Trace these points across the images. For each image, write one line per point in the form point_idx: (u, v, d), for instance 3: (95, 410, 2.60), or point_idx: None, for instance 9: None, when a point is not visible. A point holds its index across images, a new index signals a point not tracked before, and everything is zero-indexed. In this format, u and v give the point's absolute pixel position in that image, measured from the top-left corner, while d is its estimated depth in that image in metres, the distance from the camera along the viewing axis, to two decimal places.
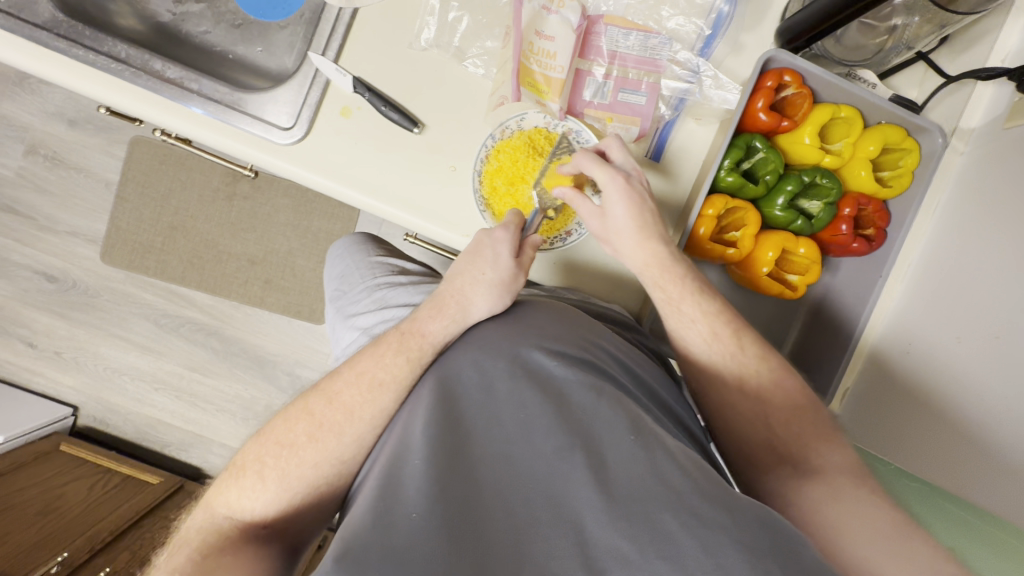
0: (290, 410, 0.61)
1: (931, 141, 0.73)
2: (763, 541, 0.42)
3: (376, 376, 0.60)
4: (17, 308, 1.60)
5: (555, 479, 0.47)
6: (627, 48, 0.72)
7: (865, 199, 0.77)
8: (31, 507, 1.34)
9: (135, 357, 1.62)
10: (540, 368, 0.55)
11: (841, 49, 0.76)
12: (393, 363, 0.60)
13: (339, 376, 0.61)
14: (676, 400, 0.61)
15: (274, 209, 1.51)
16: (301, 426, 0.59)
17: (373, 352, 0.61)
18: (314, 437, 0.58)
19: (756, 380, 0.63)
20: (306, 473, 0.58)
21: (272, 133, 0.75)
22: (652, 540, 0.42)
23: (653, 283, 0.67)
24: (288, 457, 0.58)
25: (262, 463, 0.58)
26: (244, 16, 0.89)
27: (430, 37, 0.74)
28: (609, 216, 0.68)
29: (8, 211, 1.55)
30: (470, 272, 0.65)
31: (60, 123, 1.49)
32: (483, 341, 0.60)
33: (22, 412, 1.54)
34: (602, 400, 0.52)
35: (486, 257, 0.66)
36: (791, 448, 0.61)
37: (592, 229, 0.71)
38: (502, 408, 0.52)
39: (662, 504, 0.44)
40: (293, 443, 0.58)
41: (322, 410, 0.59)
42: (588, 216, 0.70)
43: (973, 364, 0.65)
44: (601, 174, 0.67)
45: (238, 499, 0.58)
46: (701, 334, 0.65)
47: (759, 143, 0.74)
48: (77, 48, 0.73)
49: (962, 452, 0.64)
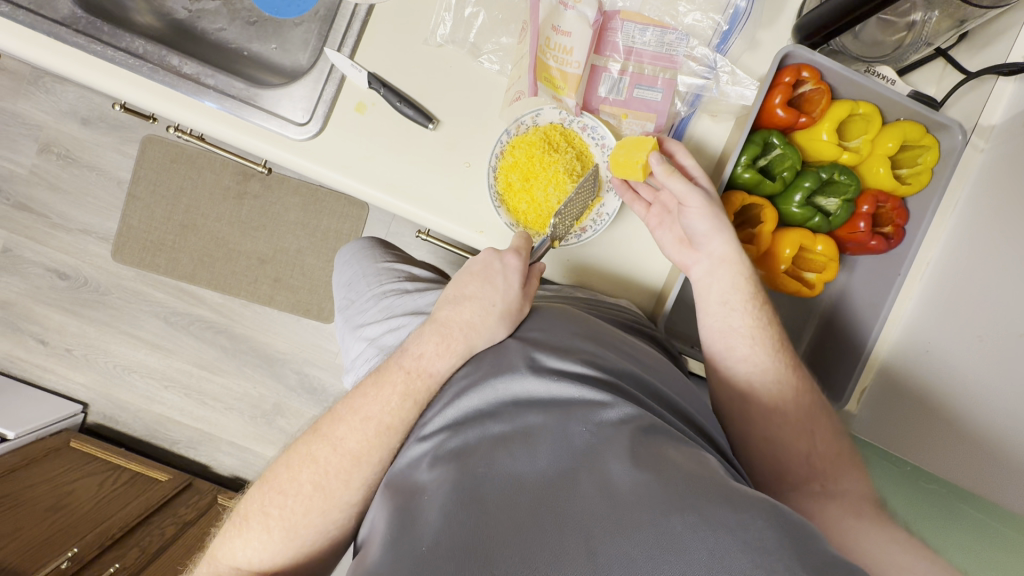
0: (292, 456, 0.61)
1: (951, 137, 0.71)
2: (772, 541, 0.40)
3: (375, 422, 0.60)
4: (29, 305, 1.62)
5: (567, 492, 0.46)
6: (643, 44, 0.72)
7: (883, 197, 0.76)
8: (42, 502, 1.36)
9: (144, 355, 1.62)
10: (544, 382, 0.54)
11: (859, 45, 0.75)
12: (393, 404, 0.60)
13: (341, 418, 0.61)
14: (698, 409, 0.60)
15: (284, 207, 1.51)
16: (305, 475, 0.59)
17: (377, 395, 0.60)
18: (320, 485, 0.59)
19: (781, 384, 0.64)
20: (314, 521, 0.59)
21: (288, 129, 0.75)
22: (660, 545, 0.42)
23: (743, 272, 0.67)
24: (294, 507, 0.58)
25: (267, 515, 0.59)
26: (259, 14, 0.90)
27: (445, 33, 0.74)
28: (710, 195, 0.68)
29: (22, 209, 1.56)
30: (482, 298, 0.63)
31: (73, 122, 1.50)
32: (487, 358, 0.60)
33: (33, 407, 1.56)
34: (604, 414, 0.51)
35: (496, 284, 0.65)
36: (818, 468, 0.61)
37: (698, 207, 0.67)
38: (507, 430, 0.52)
39: (670, 508, 0.43)
40: (298, 491, 0.59)
41: (326, 457, 0.59)
42: (697, 194, 0.67)
43: (991, 365, 0.64)
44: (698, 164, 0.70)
45: (246, 550, 0.59)
46: (751, 355, 0.65)
47: (776, 139, 0.74)
48: (95, 44, 0.74)
49: (973, 458, 0.64)
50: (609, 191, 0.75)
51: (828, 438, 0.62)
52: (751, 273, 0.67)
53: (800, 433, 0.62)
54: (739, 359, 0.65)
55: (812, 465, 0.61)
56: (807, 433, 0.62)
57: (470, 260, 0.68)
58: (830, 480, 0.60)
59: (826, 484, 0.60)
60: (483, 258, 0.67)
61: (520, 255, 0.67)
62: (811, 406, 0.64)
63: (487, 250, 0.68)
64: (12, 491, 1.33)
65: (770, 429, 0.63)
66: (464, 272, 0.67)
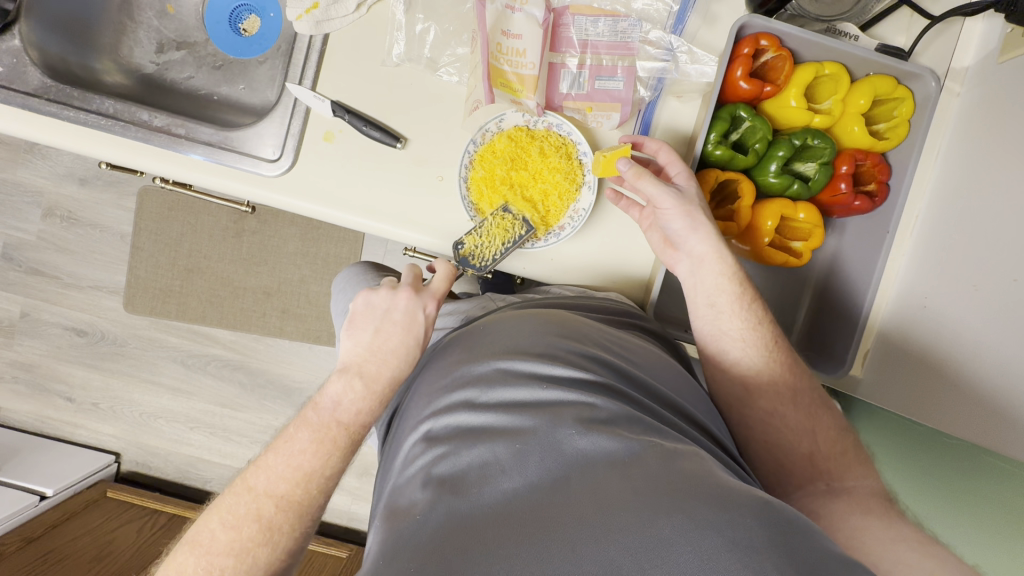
0: (227, 506, 0.56)
1: (924, 85, 0.70)
2: (761, 539, 0.39)
3: (304, 470, 0.57)
4: (53, 365, 1.67)
5: (558, 500, 0.44)
6: (598, 35, 0.72)
7: (860, 155, 0.75)
8: (86, 554, 1.39)
9: (167, 399, 1.66)
10: (531, 391, 0.53)
11: (818, 5, 0.73)
12: (322, 456, 0.58)
13: (269, 466, 0.57)
14: (698, 407, 0.59)
15: (283, 240, 1.53)
16: (248, 530, 0.55)
17: (314, 451, 0.58)
18: (265, 535, 0.55)
19: (772, 373, 0.64)
20: (256, 575, 0.55)
21: (260, 167, 0.76)
22: (647, 549, 0.40)
23: (727, 270, 0.66)
24: (238, 564, 0.54)
25: (211, 574, 0.53)
26: (223, 57, 0.92)
27: (400, 52, 0.75)
28: (685, 192, 0.68)
29: (34, 273, 1.61)
30: (404, 353, 0.64)
31: (72, 183, 1.55)
32: (468, 364, 0.59)
33: (67, 463, 1.60)
34: (596, 415, 0.50)
35: (416, 334, 0.65)
36: (829, 473, 0.59)
37: (669, 206, 0.66)
38: (494, 439, 0.50)
39: (658, 509, 0.42)
40: (242, 547, 0.54)
41: (267, 509, 0.56)
42: (666, 191, 0.66)
43: (993, 314, 0.62)
44: (680, 159, 0.69)
45: None
46: (742, 338, 0.64)
47: (743, 112, 0.73)
48: (68, 110, 0.76)
49: (991, 413, 0.61)
50: (584, 186, 0.75)
51: (826, 429, 0.62)
52: (736, 266, 0.67)
53: (802, 433, 0.62)
54: (739, 354, 0.64)
55: (820, 468, 0.60)
56: (807, 421, 0.62)
57: (388, 303, 0.65)
58: (835, 478, 0.59)
59: (833, 479, 0.59)
60: (397, 304, 0.65)
61: (437, 300, 0.67)
62: (811, 402, 0.63)
63: (406, 299, 0.65)
64: (55, 547, 1.37)
65: (769, 421, 0.62)
66: (365, 318, 0.65)
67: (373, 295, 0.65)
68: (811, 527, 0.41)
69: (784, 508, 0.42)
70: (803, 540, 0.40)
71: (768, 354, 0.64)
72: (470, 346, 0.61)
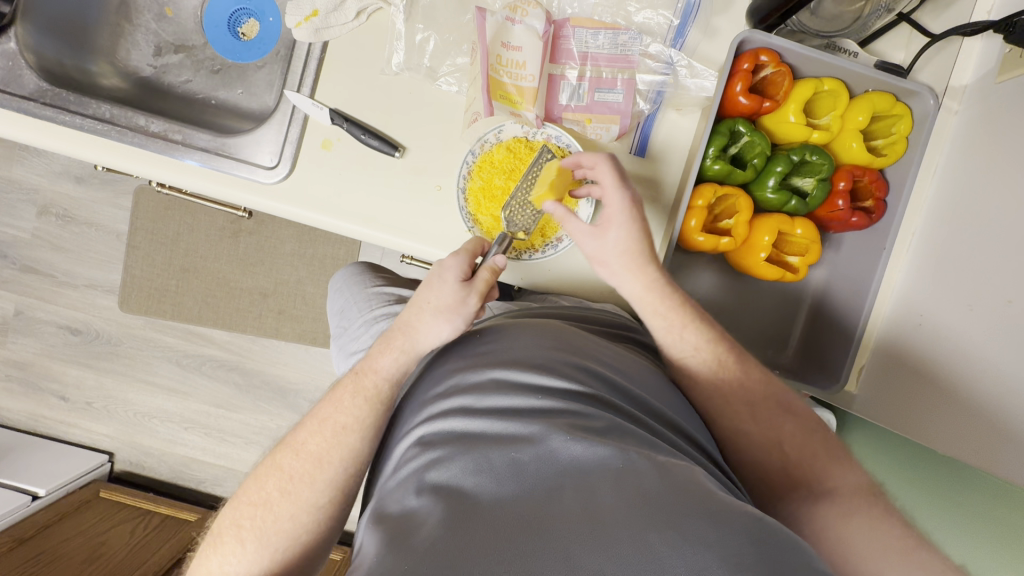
0: (258, 469, 0.59)
1: (923, 103, 0.70)
2: (750, 556, 0.39)
3: (330, 418, 0.60)
4: (47, 364, 1.66)
5: (549, 509, 0.44)
6: (598, 47, 0.72)
7: (859, 171, 0.75)
8: (78, 555, 1.38)
9: (161, 399, 1.65)
10: (527, 400, 0.53)
11: (818, 21, 0.74)
12: (343, 403, 0.61)
13: (304, 426, 0.61)
14: (689, 419, 0.59)
15: (279, 241, 1.52)
16: (272, 483, 0.57)
17: (335, 399, 0.61)
18: (287, 490, 0.57)
19: (732, 388, 0.63)
20: (283, 528, 0.56)
21: (257, 174, 0.76)
22: (637, 563, 0.39)
23: (651, 311, 0.66)
24: (263, 516, 0.56)
25: (239, 527, 0.56)
26: (221, 61, 0.92)
27: (400, 61, 0.74)
28: (609, 235, 0.67)
29: (29, 272, 1.60)
30: (419, 300, 0.65)
31: (67, 181, 1.54)
32: (465, 370, 0.59)
33: (60, 463, 1.59)
34: (591, 424, 0.50)
35: (432, 283, 0.65)
36: (812, 473, 0.59)
37: (587, 250, 0.69)
38: (487, 445, 0.50)
39: (649, 523, 0.41)
40: (267, 500, 0.57)
41: (290, 463, 0.58)
42: (581, 236, 0.69)
43: (988, 332, 0.62)
44: (615, 187, 0.67)
45: (218, 569, 0.56)
46: (696, 357, 0.64)
47: (742, 127, 0.73)
48: (64, 114, 0.75)
49: (982, 428, 0.61)
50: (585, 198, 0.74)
51: (796, 429, 0.61)
52: (668, 300, 0.66)
53: (771, 436, 0.61)
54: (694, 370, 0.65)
55: (803, 470, 0.59)
56: (772, 429, 0.61)
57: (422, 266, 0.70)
58: (817, 480, 0.58)
59: (815, 481, 0.58)
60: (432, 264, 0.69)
61: (481, 293, 0.65)
62: (772, 410, 0.62)
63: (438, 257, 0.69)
64: (48, 547, 1.37)
65: (739, 429, 0.62)
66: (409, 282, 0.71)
67: (444, 271, 0.65)
68: (801, 544, 0.41)
69: (775, 523, 0.42)
70: (792, 554, 0.40)
71: (719, 372, 0.64)
72: (467, 355, 0.62)
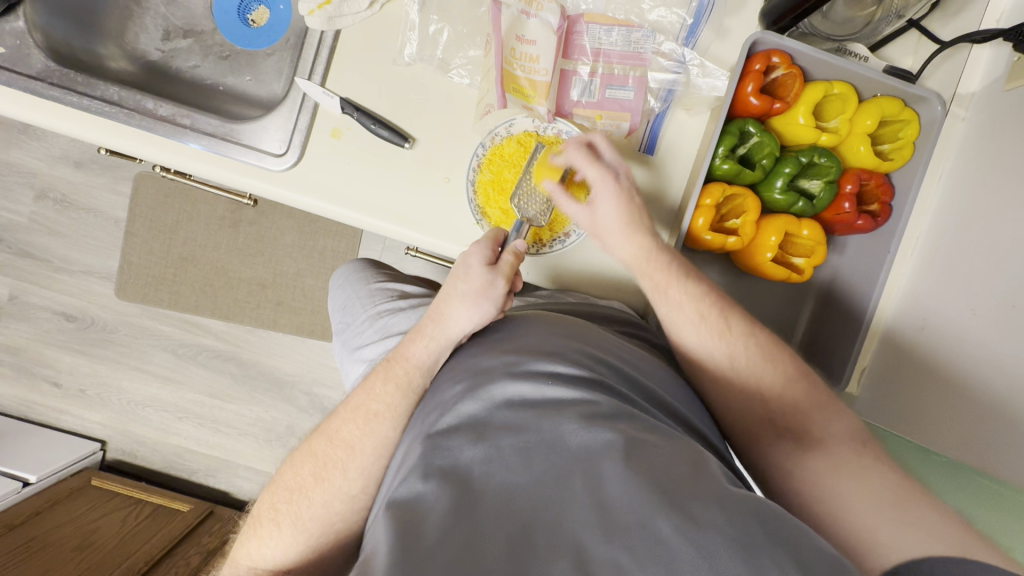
0: (297, 453, 0.63)
1: (929, 109, 0.71)
2: (759, 535, 0.39)
3: (365, 408, 0.61)
4: (40, 350, 1.64)
5: (556, 498, 0.44)
6: (611, 44, 0.73)
7: (866, 174, 0.76)
8: (68, 543, 1.37)
9: (156, 388, 1.64)
10: (537, 387, 0.52)
11: (829, 24, 0.75)
12: (376, 390, 0.62)
13: (339, 414, 0.63)
14: (696, 413, 0.59)
15: (280, 232, 1.52)
16: (307, 469, 0.60)
17: (367, 386, 0.63)
18: (320, 476, 0.60)
19: (740, 353, 0.61)
20: (318, 513, 0.59)
21: (266, 161, 0.76)
22: (646, 549, 0.39)
23: (640, 273, 0.67)
24: (298, 500, 0.59)
25: (276, 511, 0.60)
26: (230, 47, 0.91)
27: (413, 52, 0.74)
28: (598, 211, 0.68)
29: (24, 256, 1.58)
30: (445, 290, 0.64)
31: (66, 166, 1.52)
32: (477, 362, 0.59)
33: (52, 449, 1.58)
34: (599, 412, 0.49)
35: (458, 272, 0.65)
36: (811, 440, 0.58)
37: (580, 223, 0.70)
38: (497, 432, 0.50)
39: (657, 509, 0.41)
40: (303, 486, 0.60)
41: (324, 449, 0.61)
42: (576, 213, 0.70)
43: (993, 334, 0.63)
44: (597, 171, 0.67)
45: (259, 549, 0.60)
46: (695, 323, 0.63)
47: (752, 127, 0.74)
48: (71, 95, 0.75)
49: (983, 427, 0.62)
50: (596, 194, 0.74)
51: (800, 395, 0.59)
52: (660, 258, 0.66)
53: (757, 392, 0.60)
54: (688, 333, 0.63)
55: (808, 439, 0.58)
56: (761, 389, 0.60)
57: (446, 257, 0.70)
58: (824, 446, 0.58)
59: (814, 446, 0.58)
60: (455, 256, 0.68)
61: (508, 277, 0.65)
62: (771, 372, 0.60)
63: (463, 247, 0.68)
64: (39, 534, 1.36)
65: (743, 393, 0.61)
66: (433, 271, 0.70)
67: (469, 258, 0.65)
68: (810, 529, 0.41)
69: (786, 514, 0.42)
70: (802, 539, 0.40)
71: (711, 330, 0.62)
72: (480, 346, 0.63)
